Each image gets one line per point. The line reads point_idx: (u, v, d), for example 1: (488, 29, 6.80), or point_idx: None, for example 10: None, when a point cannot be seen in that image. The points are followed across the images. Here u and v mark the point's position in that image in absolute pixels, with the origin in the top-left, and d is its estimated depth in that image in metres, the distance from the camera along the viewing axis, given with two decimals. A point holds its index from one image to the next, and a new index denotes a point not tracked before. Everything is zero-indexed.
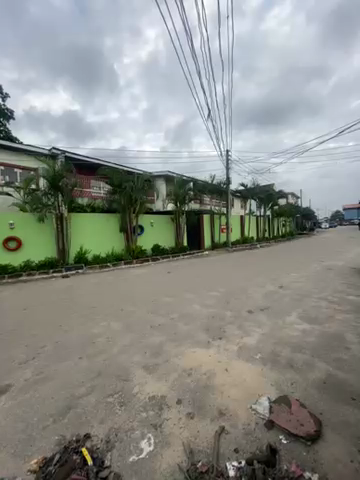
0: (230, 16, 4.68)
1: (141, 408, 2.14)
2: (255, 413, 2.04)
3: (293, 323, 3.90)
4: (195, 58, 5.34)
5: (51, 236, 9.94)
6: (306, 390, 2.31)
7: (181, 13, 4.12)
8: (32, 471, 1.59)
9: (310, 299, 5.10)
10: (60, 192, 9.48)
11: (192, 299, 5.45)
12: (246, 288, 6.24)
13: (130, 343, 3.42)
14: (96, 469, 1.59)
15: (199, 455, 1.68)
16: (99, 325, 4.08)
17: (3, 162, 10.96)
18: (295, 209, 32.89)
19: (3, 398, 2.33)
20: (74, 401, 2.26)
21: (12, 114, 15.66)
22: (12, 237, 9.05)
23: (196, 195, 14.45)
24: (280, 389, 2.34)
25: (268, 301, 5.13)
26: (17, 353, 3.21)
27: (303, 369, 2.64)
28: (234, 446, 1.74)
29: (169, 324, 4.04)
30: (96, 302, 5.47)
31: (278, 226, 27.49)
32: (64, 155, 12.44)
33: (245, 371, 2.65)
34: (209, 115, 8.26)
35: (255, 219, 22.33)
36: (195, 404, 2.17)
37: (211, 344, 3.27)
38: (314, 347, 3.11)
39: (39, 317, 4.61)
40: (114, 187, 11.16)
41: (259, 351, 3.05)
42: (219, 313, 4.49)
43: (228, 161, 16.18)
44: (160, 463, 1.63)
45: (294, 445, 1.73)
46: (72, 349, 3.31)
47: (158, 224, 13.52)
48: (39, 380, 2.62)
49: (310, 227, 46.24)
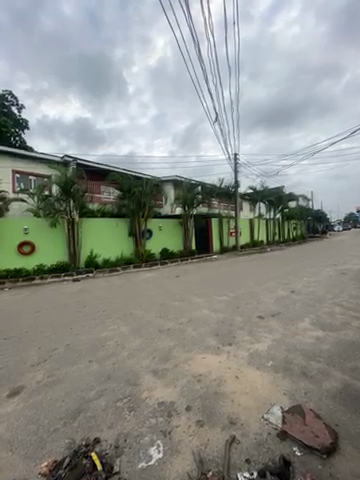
0: (237, 23, 4.70)
1: (150, 414, 2.13)
2: (267, 422, 1.97)
3: (306, 329, 3.77)
4: (202, 63, 5.38)
5: (63, 240, 10.19)
6: (321, 400, 2.22)
7: (188, 22, 4.22)
8: (42, 474, 1.60)
9: (323, 305, 4.93)
10: (72, 198, 9.78)
11: (201, 303, 5.42)
12: (256, 293, 6.13)
13: (139, 347, 3.43)
14: (105, 474, 1.59)
15: (209, 465, 1.64)
16: (108, 328, 4.11)
17: (19, 169, 11.45)
18: (305, 213, 32.19)
19: (16, 400, 2.39)
20: (84, 404, 2.29)
21: (27, 124, 16.47)
22: (26, 241, 9.39)
23: (205, 198, 14.41)
24: (293, 398, 2.26)
25: (279, 306, 5.02)
26: (30, 355, 3.30)
27: (318, 378, 2.54)
28: (245, 457, 1.69)
29: (178, 328, 4.03)
30: (106, 305, 5.55)
31: (289, 229, 26.90)
32: (76, 162, 12.84)
33: (257, 378, 2.58)
34: (216, 119, 8.27)
35: (265, 222, 21.96)
36: (204, 411, 2.13)
37: (221, 350, 3.22)
38: (329, 355, 2.98)
39: (51, 320, 4.73)
40: (123, 192, 11.36)
41: (271, 358, 2.97)
42: (229, 318, 4.42)
43: (237, 165, 16.17)
44: (169, 471, 1.60)
45: (309, 457, 1.66)
46: (82, 351, 3.36)
47: (167, 228, 13.58)
48: (49, 382, 2.67)
49: (323, 231, 44.76)
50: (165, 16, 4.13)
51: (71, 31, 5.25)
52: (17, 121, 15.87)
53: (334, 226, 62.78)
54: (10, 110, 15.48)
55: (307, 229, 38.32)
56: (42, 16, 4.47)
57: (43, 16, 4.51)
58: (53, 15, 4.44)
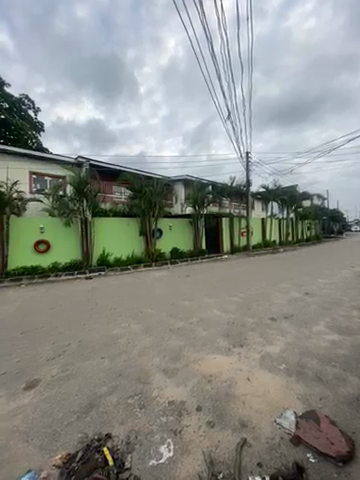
0: (250, 18, 4.59)
1: (161, 412, 2.14)
2: (280, 427, 1.92)
3: (321, 333, 3.63)
4: (215, 61, 5.31)
5: (76, 239, 10.48)
6: (337, 406, 2.13)
7: (202, 18, 4.15)
8: (56, 466, 1.65)
9: (340, 308, 4.74)
10: (85, 198, 10.05)
11: (211, 303, 5.38)
12: (268, 294, 6.01)
13: (149, 345, 3.47)
14: (117, 470, 1.62)
15: (219, 466, 1.62)
16: (119, 326, 4.18)
17: (35, 171, 11.91)
18: (321, 213, 31.16)
19: (33, 392, 2.49)
20: (96, 400, 2.34)
21: (42, 127, 17.23)
22: (42, 240, 9.73)
23: (215, 197, 14.26)
24: (307, 403, 2.18)
25: (292, 308, 4.89)
26: (45, 350, 3.42)
27: (333, 383, 2.44)
28: (257, 460, 1.66)
29: (188, 328, 4.02)
30: (117, 303, 5.66)
31: (303, 229, 26.14)
32: (89, 163, 13.18)
33: (269, 381, 2.52)
34: (229, 117, 8.14)
35: (278, 221, 21.45)
36: (215, 413, 2.11)
37: (232, 351, 3.18)
38: (345, 361, 2.86)
39: (65, 316, 4.87)
40: (134, 192, 11.50)
41: (284, 361, 2.89)
42: (240, 319, 4.36)
43: (248, 163, 15.89)
44: (179, 471, 1.60)
45: (324, 465, 1.60)
46: (94, 348, 3.44)
47: (177, 228, 13.61)
48: (64, 377, 2.75)
49: (339, 231, 43.03)
50: (179, 15, 4.13)
51: (84, 35, 5.43)
52: (33, 124, 16.58)
53: (351, 226, 60.18)
54: (26, 113, 16.10)
55: (322, 228, 36.95)
56: (56, 20, 4.65)
57: (58, 22, 4.70)
58: (67, 19, 4.58)
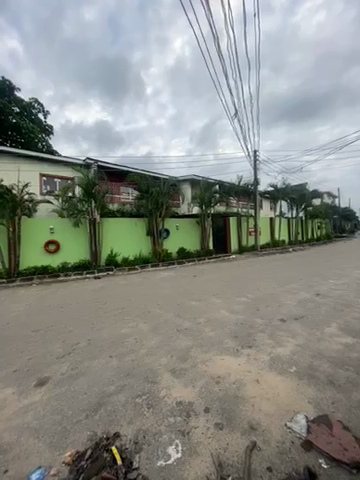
0: (257, 14, 4.54)
1: (169, 412, 2.14)
2: (290, 431, 1.86)
3: (333, 335, 3.54)
4: (222, 58, 5.25)
5: (85, 239, 10.66)
6: (350, 411, 2.06)
7: (208, 16, 4.08)
8: (66, 464, 1.67)
9: (352, 310, 4.59)
10: (93, 199, 10.19)
11: (219, 303, 5.34)
12: (278, 294, 5.90)
13: (157, 345, 3.47)
14: (125, 469, 1.62)
15: (228, 469, 1.60)
16: (127, 326, 4.22)
17: (45, 173, 12.19)
18: (331, 213, 30.35)
19: (43, 390, 2.53)
20: (104, 398, 2.36)
21: (51, 129, 17.62)
22: (52, 240, 9.95)
23: (223, 197, 14.09)
24: (319, 408, 2.12)
25: (302, 309, 4.78)
26: (55, 348, 3.48)
27: (346, 387, 2.37)
28: (267, 464, 1.62)
29: (196, 328, 4.00)
30: (126, 302, 5.70)
31: (313, 229, 25.51)
32: (97, 164, 13.39)
33: (278, 384, 2.47)
34: (235, 115, 8.07)
35: (287, 221, 21.08)
36: (224, 415, 2.08)
37: (240, 352, 3.15)
38: (359, 364, 2.76)
39: (74, 315, 4.94)
40: (141, 192, 11.57)
41: (294, 364, 2.82)
42: (249, 320, 4.31)
43: (256, 161, 15.68)
44: (187, 472, 1.59)
45: (337, 471, 1.55)
46: (103, 347, 3.47)
47: (184, 228, 13.61)
48: (73, 375, 2.80)
49: (351, 231, 41.75)
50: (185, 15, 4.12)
51: None
52: (43, 127, 17.01)
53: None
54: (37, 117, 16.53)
55: (333, 227, 35.93)
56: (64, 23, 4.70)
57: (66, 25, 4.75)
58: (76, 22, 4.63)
